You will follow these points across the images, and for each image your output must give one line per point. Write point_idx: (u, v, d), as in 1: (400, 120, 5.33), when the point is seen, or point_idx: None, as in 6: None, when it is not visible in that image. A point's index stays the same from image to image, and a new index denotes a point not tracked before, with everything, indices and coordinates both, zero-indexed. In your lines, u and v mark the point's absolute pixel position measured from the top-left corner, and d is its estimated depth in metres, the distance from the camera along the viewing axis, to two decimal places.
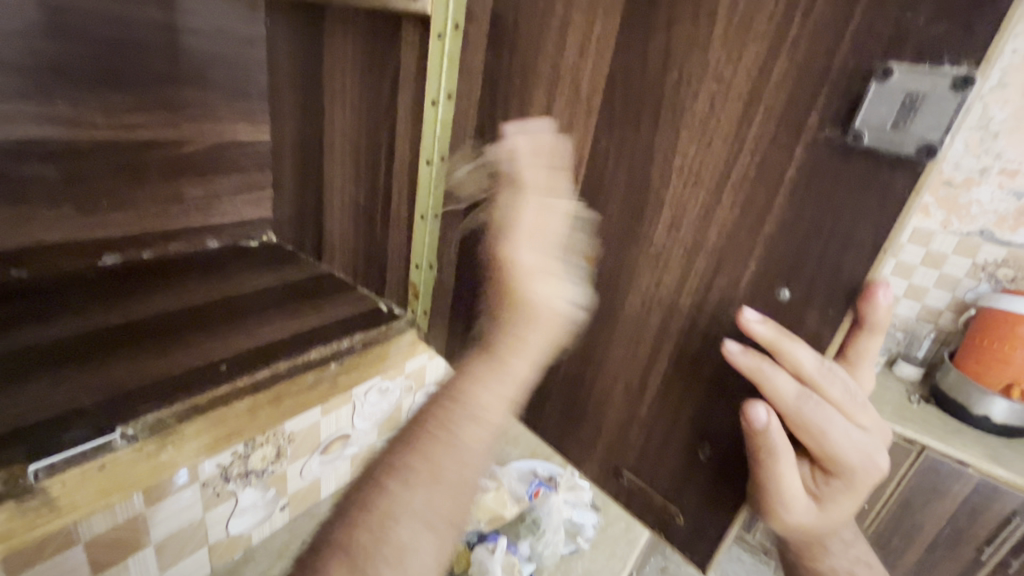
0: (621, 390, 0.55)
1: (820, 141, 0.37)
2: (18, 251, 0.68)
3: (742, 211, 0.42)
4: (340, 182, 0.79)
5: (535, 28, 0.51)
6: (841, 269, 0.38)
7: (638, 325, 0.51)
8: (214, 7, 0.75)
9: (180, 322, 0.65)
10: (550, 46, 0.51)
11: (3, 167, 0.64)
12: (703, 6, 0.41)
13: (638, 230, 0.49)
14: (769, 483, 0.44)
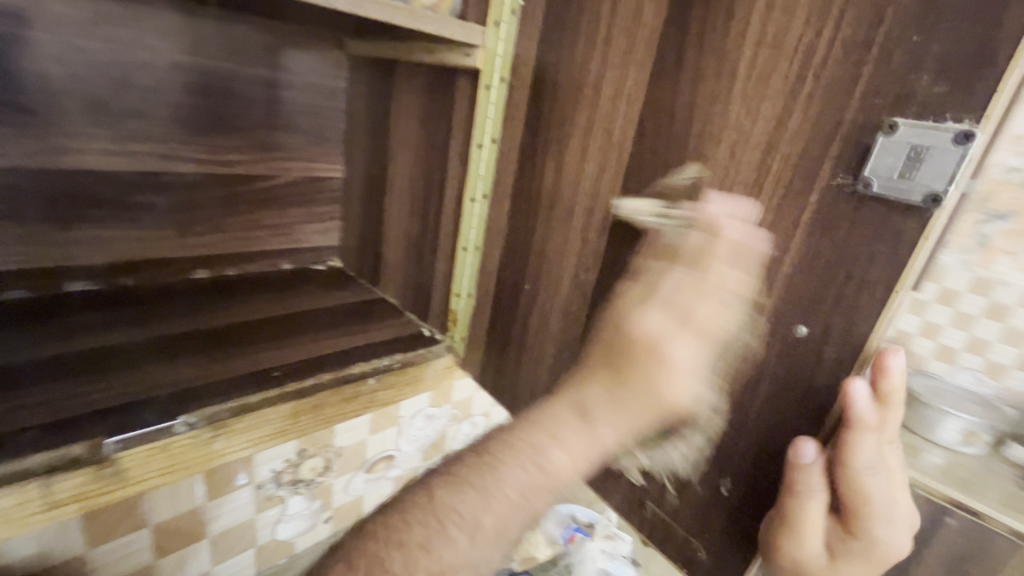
0: None
1: (833, 188, 0.38)
2: (130, 263, 0.80)
3: (758, 253, 0.43)
4: (399, 214, 0.87)
5: (572, 83, 0.56)
6: (859, 313, 0.38)
7: None
8: (308, 65, 0.87)
9: (247, 333, 0.73)
10: (583, 99, 0.55)
11: (127, 193, 0.77)
12: (722, 64, 0.43)
13: None
14: (793, 526, 0.42)
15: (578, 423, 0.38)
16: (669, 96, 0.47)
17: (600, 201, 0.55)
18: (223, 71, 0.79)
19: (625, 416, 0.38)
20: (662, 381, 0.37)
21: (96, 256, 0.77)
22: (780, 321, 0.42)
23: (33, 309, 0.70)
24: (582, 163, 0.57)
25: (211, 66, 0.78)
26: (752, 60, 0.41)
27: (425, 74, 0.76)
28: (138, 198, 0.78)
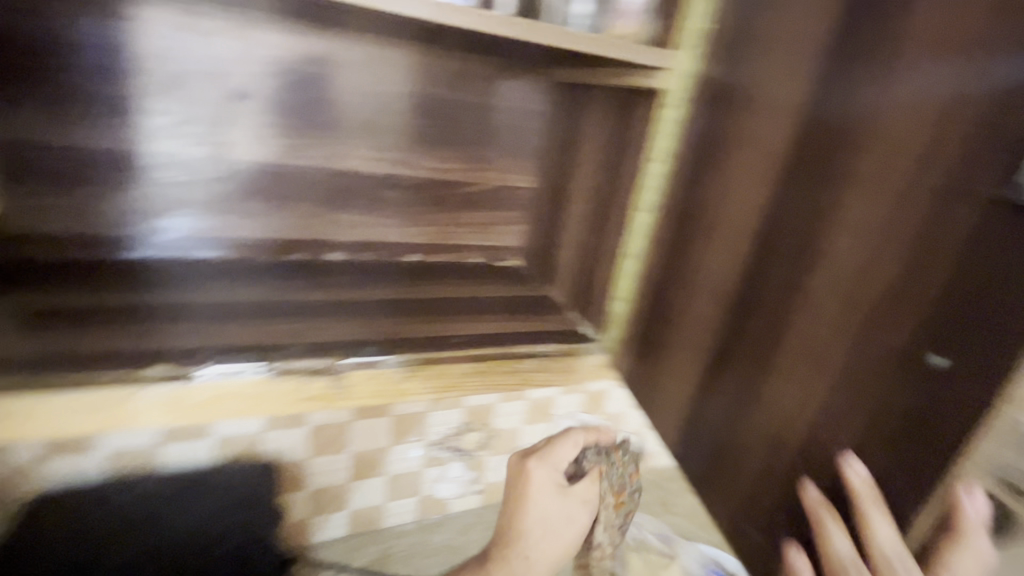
0: (773, 421, 0.58)
1: (992, 198, 0.40)
2: (370, 244, 1.04)
3: (905, 267, 0.46)
4: (577, 222, 0.96)
5: (744, 106, 0.63)
6: (1008, 318, 0.39)
7: (795, 360, 0.56)
8: (517, 92, 1.03)
9: (443, 306, 0.88)
10: (754, 117, 0.61)
11: (376, 191, 1.01)
12: (886, 84, 0.47)
13: (806, 271, 0.55)
14: (823, 532, 0.53)
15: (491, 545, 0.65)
16: (825, 118, 0.53)
17: (752, 210, 0.61)
18: (453, 97, 0.99)
19: (559, 508, 0.66)
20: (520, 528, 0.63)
21: (349, 236, 1.02)
22: (919, 339, 0.45)
23: (306, 268, 0.96)
24: (743, 174, 0.62)
25: (446, 93, 0.98)
26: (907, 86, 0.46)
27: (615, 96, 0.84)
28: (382, 193, 1.02)
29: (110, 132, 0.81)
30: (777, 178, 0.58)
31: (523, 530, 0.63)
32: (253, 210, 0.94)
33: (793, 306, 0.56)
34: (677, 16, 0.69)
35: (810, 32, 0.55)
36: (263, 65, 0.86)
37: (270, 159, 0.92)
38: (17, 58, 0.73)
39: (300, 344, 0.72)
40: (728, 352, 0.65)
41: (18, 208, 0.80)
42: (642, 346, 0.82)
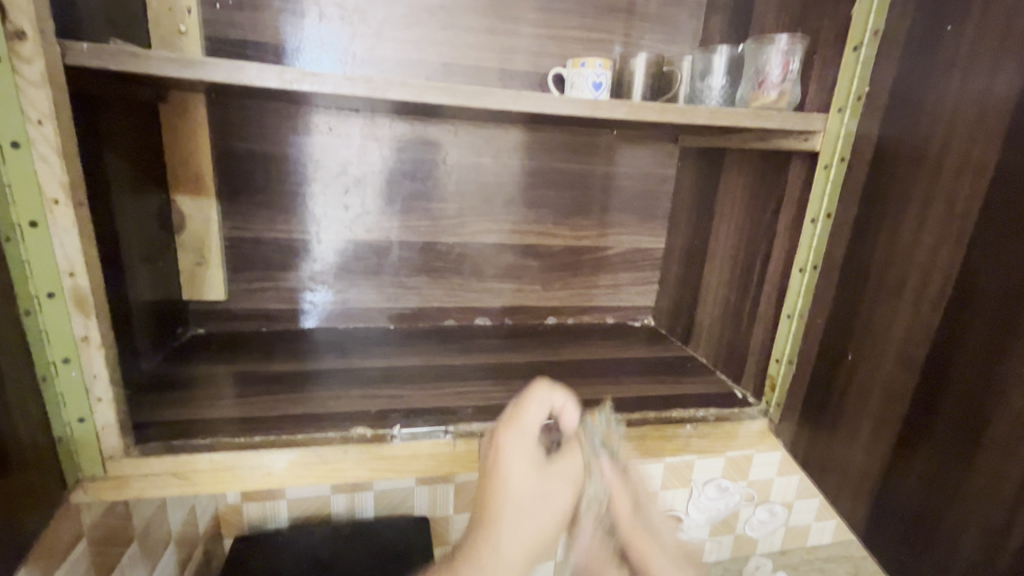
0: (977, 525, 0.48)
1: None
2: (510, 308, 1.12)
3: None
4: (717, 281, 0.96)
5: (910, 158, 0.57)
6: None
7: (1004, 453, 0.46)
8: (646, 159, 1.08)
9: (586, 368, 0.93)
10: (924, 170, 0.55)
11: (515, 259, 1.09)
12: None
13: (1012, 344, 0.45)
14: None
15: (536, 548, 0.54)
16: (1016, 172, 0.45)
17: (934, 272, 0.53)
18: (586, 170, 1.07)
19: (538, 490, 0.55)
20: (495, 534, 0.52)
21: (492, 301, 1.11)
22: None
23: (459, 334, 1.05)
24: (919, 229, 0.55)
25: (579, 168, 1.06)
26: None
27: (755, 158, 0.85)
28: (522, 262, 1.10)
29: (309, 225, 0.98)
30: (965, 237, 0.50)
31: (500, 513, 0.53)
32: (414, 283, 1.06)
33: (992, 383, 0.47)
34: (825, 81, 0.70)
35: (987, 74, 0.48)
36: (425, 160, 1.00)
37: (430, 238, 1.04)
38: (251, 174, 0.93)
39: (468, 408, 0.77)
40: (915, 436, 0.55)
41: (241, 292, 0.98)
42: (805, 419, 0.74)
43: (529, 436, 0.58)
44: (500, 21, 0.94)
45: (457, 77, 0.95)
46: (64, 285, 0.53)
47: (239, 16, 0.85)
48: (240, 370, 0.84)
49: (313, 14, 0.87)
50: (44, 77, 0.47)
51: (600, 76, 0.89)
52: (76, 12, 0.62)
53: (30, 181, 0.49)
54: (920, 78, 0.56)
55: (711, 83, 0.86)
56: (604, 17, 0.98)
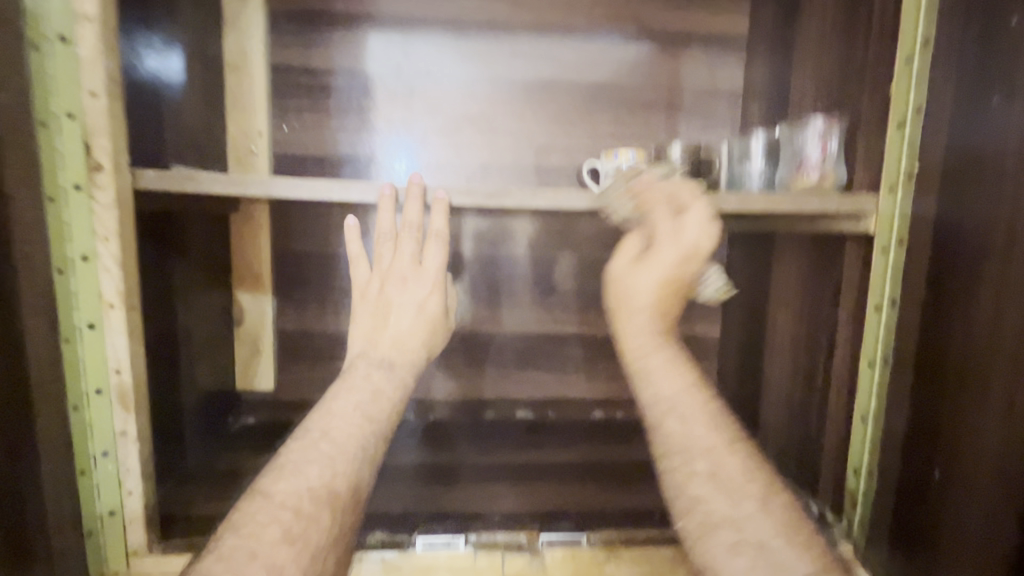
0: None
1: None
2: (554, 400, 1.07)
3: None
4: (779, 373, 0.86)
5: (975, 242, 0.52)
6: None
7: None
8: None
9: (629, 468, 0.86)
10: (991, 255, 0.50)
11: (558, 349, 1.06)
12: None
13: None
14: None
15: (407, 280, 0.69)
16: None
17: (1018, 370, 0.47)
18: None
19: (414, 306, 0.68)
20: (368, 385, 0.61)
21: (535, 392, 1.06)
22: None
23: (499, 427, 1.01)
24: (993, 324, 0.50)
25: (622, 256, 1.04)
26: None
27: (807, 241, 0.79)
28: (564, 351, 1.06)
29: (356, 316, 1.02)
30: None
31: (385, 312, 0.68)
32: (455, 374, 1.05)
33: None
34: (874, 159, 0.65)
35: None
36: (466, 252, 1.02)
37: (469, 328, 1.04)
38: (305, 269, 1.00)
39: (495, 516, 0.72)
40: None
41: (290, 381, 1.02)
42: (900, 548, 0.61)
43: (384, 285, 0.69)
44: (536, 122, 0.99)
45: (495, 174, 1.00)
46: (111, 383, 0.57)
47: (303, 135, 0.96)
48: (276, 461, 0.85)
49: (366, 128, 0.97)
50: (113, 201, 0.55)
51: (634, 165, 0.90)
52: (160, 143, 0.73)
53: (93, 290, 0.56)
54: (980, 157, 0.52)
55: (752, 167, 0.84)
56: (638, 111, 1.00)
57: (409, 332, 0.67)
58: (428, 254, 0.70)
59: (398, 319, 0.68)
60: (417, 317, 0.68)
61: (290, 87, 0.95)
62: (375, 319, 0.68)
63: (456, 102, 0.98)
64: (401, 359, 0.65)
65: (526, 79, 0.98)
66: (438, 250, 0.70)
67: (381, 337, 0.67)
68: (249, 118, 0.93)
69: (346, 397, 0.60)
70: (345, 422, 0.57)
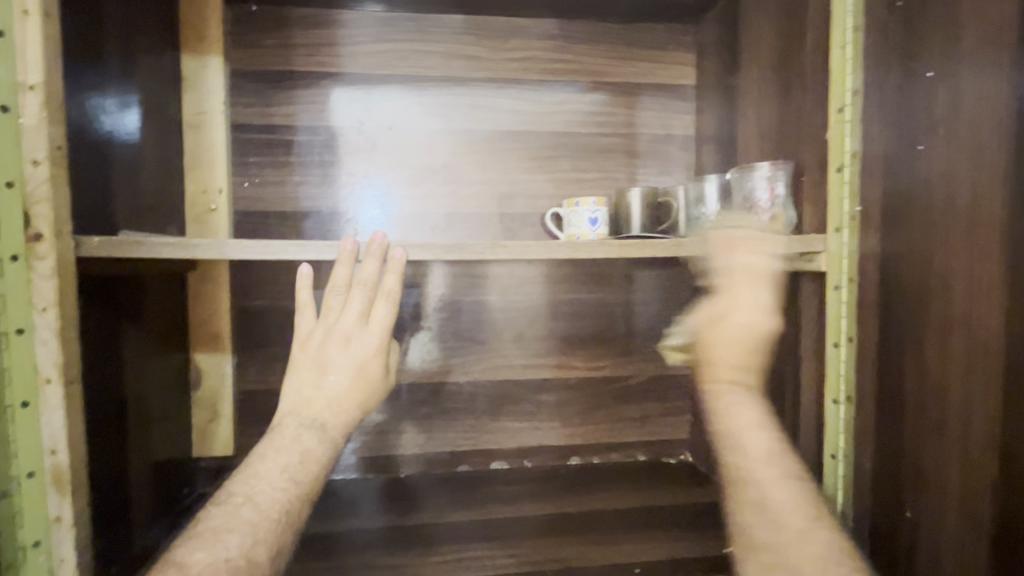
0: None
1: None
2: (531, 450, 1.04)
3: None
4: None
5: (925, 283, 0.55)
6: None
7: None
8: (656, 284, 1.05)
9: (609, 521, 0.86)
10: (941, 296, 0.53)
11: (532, 396, 1.04)
12: None
13: None
14: None
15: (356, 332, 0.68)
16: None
17: (976, 406, 0.50)
18: (597, 300, 1.05)
19: (356, 363, 0.67)
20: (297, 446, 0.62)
21: (510, 442, 1.04)
22: None
23: (474, 483, 0.98)
24: (949, 362, 0.52)
25: (589, 299, 1.05)
26: None
27: None
28: (538, 398, 1.04)
29: None
30: (995, 368, 0.48)
31: (327, 365, 0.67)
32: (426, 428, 1.01)
33: None
34: (821, 202, 0.68)
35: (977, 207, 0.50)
36: (434, 303, 1.01)
37: (439, 379, 1.01)
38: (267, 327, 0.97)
39: None
40: None
41: (251, 445, 0.97)
42: None
43: (328, 335, 0.68)
44: (499, 171, 1.01)
45: (461, 224, 1.00)
46: (44, 465, 0.53)
47: (264, 191, 0.96)
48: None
49: (329, 182, 0.97)
50: (53, 271, 0.53)
51: (596, 211, 0.92)
52: (110, 207, 0.71)
53: (29, 365, 0.52)
54: (921, 204, 0.55)
55: (708, 210, 0.87)
56: (597, 158, 1.03)
57: (348, 392, 0.67)
58: (375, 310, 0.69)
59: (337, 375, 0.67)
60: (359, 369, 0.67)
61: (251, 145, 0.95)
62: (317, 370, 0.67)
63: (419, 154, 0.99)
64: (334, 414, 0.65)
65: (487, 131, 1.01)
66: (384, 312, 0.69)
67: (315, 397, 0.66)
68: (207, 176, 0.92)
69: (276, 452, 0.61)
70: (270, 486, 0.57)
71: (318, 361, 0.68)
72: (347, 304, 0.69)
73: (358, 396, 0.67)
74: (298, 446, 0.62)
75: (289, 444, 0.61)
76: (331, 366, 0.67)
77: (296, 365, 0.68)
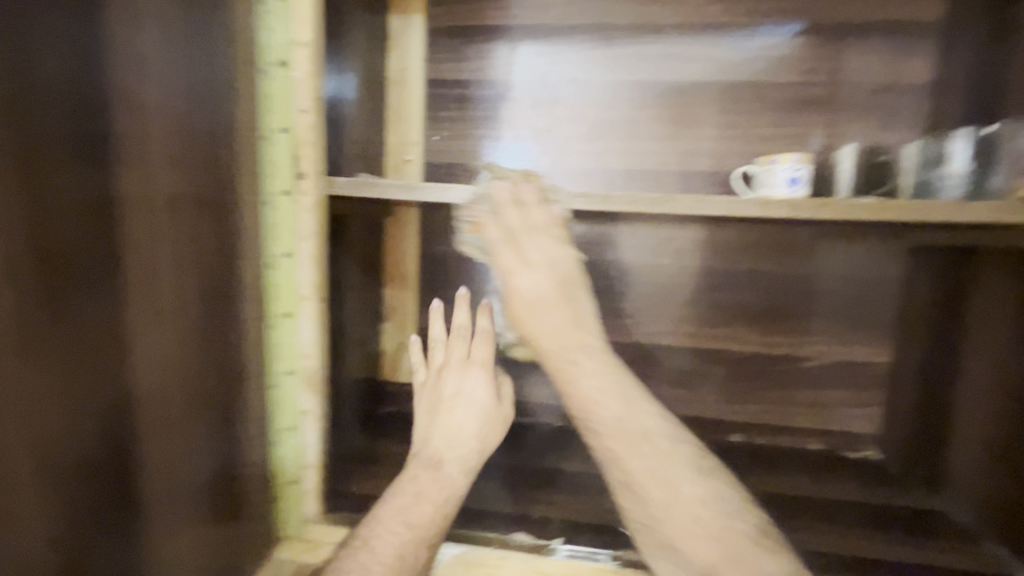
0: None
1: None
2: (689, 419, 1.01)
3: None
4: (980, 414, 0.73)
5: None
6: None
7: None
8: (856, 257, 0.92)
9: (788, 507, 0.79)
10: None
11: (697, 365, 1.00)
12: None
13: None
14: None
15: (483, 368, 0.79)
16: None
17: None
18: (783, 271, 0.96)
19: (466, 395, 0.77)
20: (423, 474, 0.70)
21: (668, 409, 1.02)
22: None
23: None
24: None
25: (772, 269, 0.96)
26: None
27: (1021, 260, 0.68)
28: (703, 368, 1.00)
29: None
30: None
31: (448, 405, 0.76)
32: None
33: None
34: None
35: None
36: (602, 262, 1.00)
37: (604, 337, 1.02)
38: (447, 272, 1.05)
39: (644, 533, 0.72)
40: None
41: None
42: None
43: (442, 375, 0.79)
44: (684, 127, 0.95)
45: (637, 181, 0.97)
46: (302, 366, 0.66)
47: (453, 144, 1.02)
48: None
49: (511, 137, 1.00)
50: (313, 204, 0.63)
51: (798, 171, 0.82)
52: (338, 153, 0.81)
53: (290, 282, 0.64)
54: None
55: (949, 170, 0.72)
56: (801, 112, 0.92)
57: (473, 427, 0.75)
58: (477, 347, 0.79)
59: (460, 410, 0.76)
60: (482, 408, 0.77)
61: (444, 100, 1.01)
62: (436, 401, 0.77)
63: (600, 109, 0.97)
64: (456, 444, 0.74)
65: (675, 82, 0.95)
66: (478, 370, 0.79)
67: (436, 432, 0.74)
68: (406, 130, 1.00)
69: (410, 481, 0.69)
70: (416, 518, 0.66)
71: (434, 410, 0.77)
72: (471, 353, 0.79)
73: (484, 429, 0.76)
74: (422, 477, 0.70)
75: (411, 474, 0.70)
76: (451, 404, 0.76)
77: (421, 403, 0.79)
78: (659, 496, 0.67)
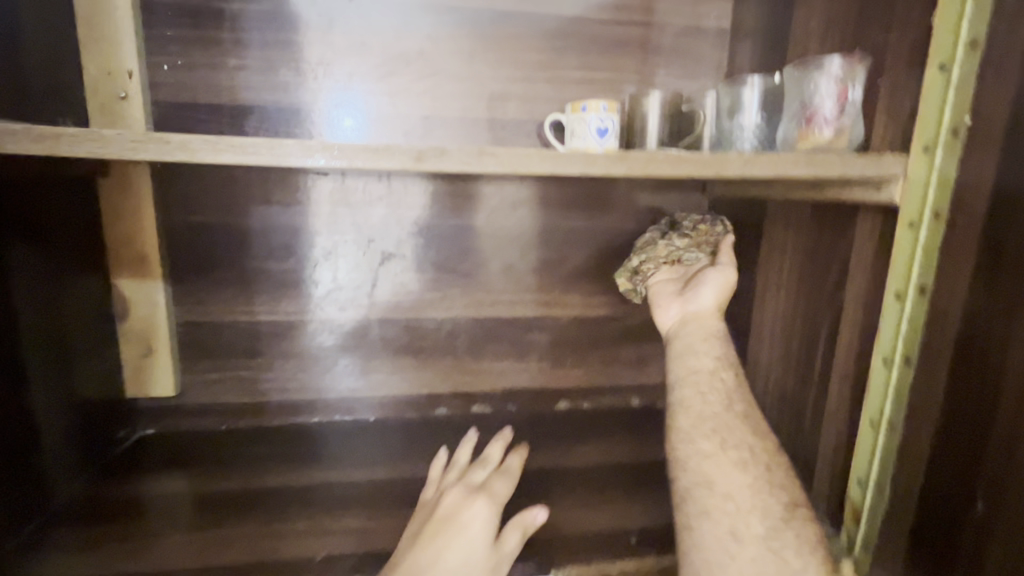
0: None
1: None
2: (514, 393, 0.94)
3: None
4: (767, 365, 0.75)
5: None
6: None
7: None
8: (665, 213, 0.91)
9: (600, 480, 0.75)
10: None
11: (518, 334, 0.92)
12: None
13: None
14: None
15: (489, 498, 0.64)
16: None
17: None
18: (599, 230, 0.91)
19: (483, 528, 0.61)
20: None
21: (493, 385, 0.93)
22: None
23: (451, 429, 0.88)
24: None
25: (589, 228, 0.90)
26: None
27: (805, 210, 0.67)
28: (524, 337, 0.93)
29: (275, 303, 0.85)
30: None
31: (438, 531, 0.59)
32: (400, 367, 0.90)
33: None
34: (900, 111, 0.54)
35: None
36: (406, 227, 0.86)
37: (418, 314, 0.89)
38: (208, 250, 0.81)
39: None
40: None
41: (199, 384, 0.85)
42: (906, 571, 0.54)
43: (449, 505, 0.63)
44: (487, 66, 0.82)
45: (440, 130, 0.82)
46: None
47: (191, 77, 0.76)
48: (189, 488, 0.73)
49: (274, 69, 0.77)
50: None
51: (605, 120, 0.75)
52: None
53: None
54: None
55: (743, 121, 0.70)
56: (608, 54, 0.84)
57: (481, 551, 0.59)
58: (494, 485, 0.67)
59: (467, 540, 0.59)
60: (498, 541, 0.61)
61: (168, 13, 0.74)
62: (461, 526, 0.60)
63: (387, 39, 0.79)
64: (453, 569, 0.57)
65: (474, 11, 0.80)
66: (485, 503, 0.63)
67: (440, 557, 0.57)
68: (113, 53, 0.70)
69: None
70: None
71: (458, 525, 0.61)
72: (491, 490, 0.66)
73: (488, 558, 0.59)
74: None
75: None
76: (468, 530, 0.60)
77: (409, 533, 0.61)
78: (704, 449, 0.59)
